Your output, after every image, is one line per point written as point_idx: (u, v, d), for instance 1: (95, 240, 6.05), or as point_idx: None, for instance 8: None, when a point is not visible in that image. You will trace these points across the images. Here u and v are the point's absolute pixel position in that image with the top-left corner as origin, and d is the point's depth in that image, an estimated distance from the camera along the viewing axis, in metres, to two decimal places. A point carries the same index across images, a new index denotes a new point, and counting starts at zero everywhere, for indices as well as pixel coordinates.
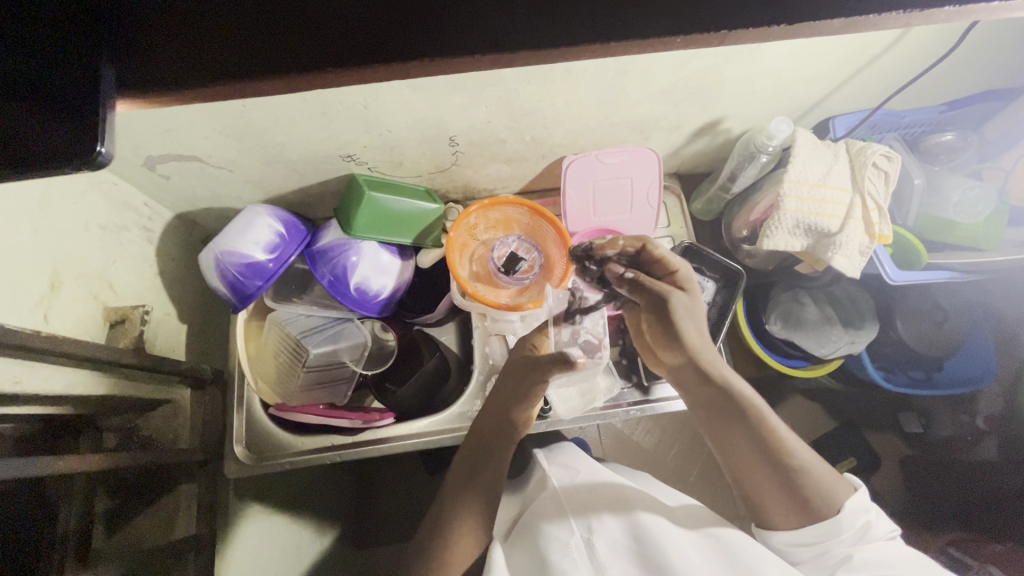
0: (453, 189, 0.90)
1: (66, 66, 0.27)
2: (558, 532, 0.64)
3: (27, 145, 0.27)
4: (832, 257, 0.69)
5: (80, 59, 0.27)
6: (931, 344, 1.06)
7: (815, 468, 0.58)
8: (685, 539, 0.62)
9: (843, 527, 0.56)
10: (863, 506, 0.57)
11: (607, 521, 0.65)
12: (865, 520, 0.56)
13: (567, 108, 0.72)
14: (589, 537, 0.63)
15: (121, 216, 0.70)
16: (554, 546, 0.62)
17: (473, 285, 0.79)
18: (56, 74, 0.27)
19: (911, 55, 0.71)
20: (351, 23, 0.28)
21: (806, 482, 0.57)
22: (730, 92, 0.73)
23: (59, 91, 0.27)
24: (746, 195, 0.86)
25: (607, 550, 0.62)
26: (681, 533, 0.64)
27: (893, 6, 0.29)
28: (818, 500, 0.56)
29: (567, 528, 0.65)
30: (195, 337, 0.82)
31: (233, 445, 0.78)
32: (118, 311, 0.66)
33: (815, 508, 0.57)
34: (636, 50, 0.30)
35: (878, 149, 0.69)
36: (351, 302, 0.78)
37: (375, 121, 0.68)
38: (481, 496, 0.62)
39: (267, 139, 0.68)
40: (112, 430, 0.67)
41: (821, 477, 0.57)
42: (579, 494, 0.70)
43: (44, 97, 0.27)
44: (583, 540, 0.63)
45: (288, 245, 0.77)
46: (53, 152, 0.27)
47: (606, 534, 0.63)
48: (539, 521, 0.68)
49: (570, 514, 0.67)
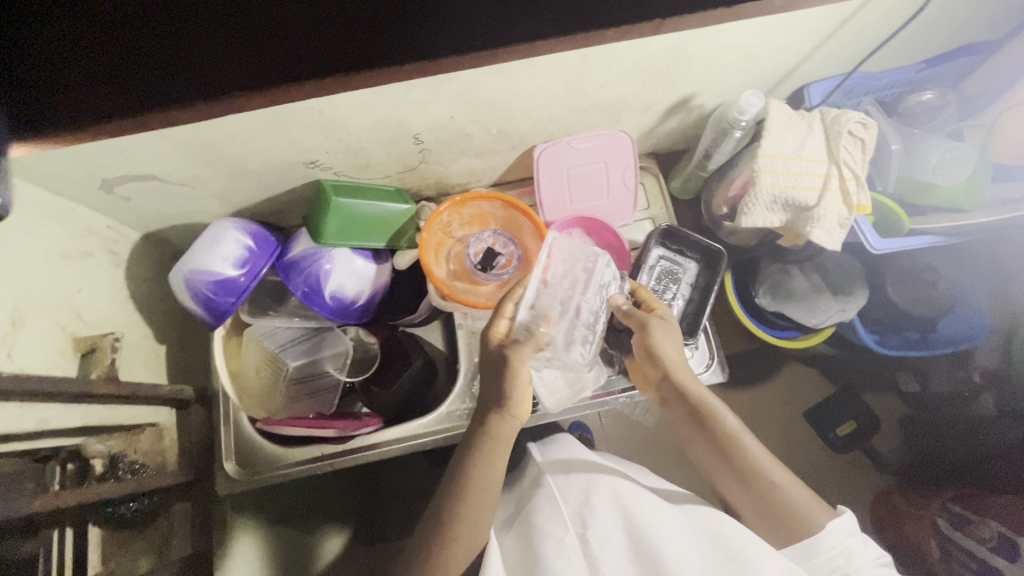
0: (425, 187, 0.88)
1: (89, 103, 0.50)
2: (553, 530, 0.63)
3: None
4: (810, 231, 0.68)
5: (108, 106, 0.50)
6: (921, 304, 1.07)
7: (798, 494, 0.63)
8: (675, 529, 0.63)
9: (824, 549, 0.61)
10: (848, 529, 0.62)
11: (600, 514, 0.64)
12: (848, 544, 0.61)
13: (531, 98, 0.70)
14: (584, 534, 0.62)
15: (84, 243, 0.68)
16: (550, 544, 0.61)
17: (451, 284, 0.78)
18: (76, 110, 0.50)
19: (884, 14, 0.68)
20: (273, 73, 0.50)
21: (774, 496, 0.64)
22: (699, 67, 0.71)
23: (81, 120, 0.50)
24: (723, 171, 0.84)
25: (601, 546, 0.61)
26: (672, 523, 0.64)
27: None
28: (793, 522, 0.62)
29: (562, 524, 0.64)
30: (175, 357, 0.81)
31: (223, 462, 0.79)
32: (87, 340, 0.65)
33: (789, 529, 0.62)
34: None
35: (853, 116, 0.66)
36: (327, 312, 0.77)
37: (333, 126, 0.66)
38: (480, 503, 0.63)
39: (222, 152, 0.66)
40: (98, 458, 0.67)
41: (801, 502, 0.63)
42: (573, 488, 0.70)
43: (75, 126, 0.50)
44: (578, 537, 0.62)
45: (259, 258, 0.74)
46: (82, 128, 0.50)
47: (600, 529, 0.63)
48: (534, 517, 0.67)
49: (565, 510, 0.66)
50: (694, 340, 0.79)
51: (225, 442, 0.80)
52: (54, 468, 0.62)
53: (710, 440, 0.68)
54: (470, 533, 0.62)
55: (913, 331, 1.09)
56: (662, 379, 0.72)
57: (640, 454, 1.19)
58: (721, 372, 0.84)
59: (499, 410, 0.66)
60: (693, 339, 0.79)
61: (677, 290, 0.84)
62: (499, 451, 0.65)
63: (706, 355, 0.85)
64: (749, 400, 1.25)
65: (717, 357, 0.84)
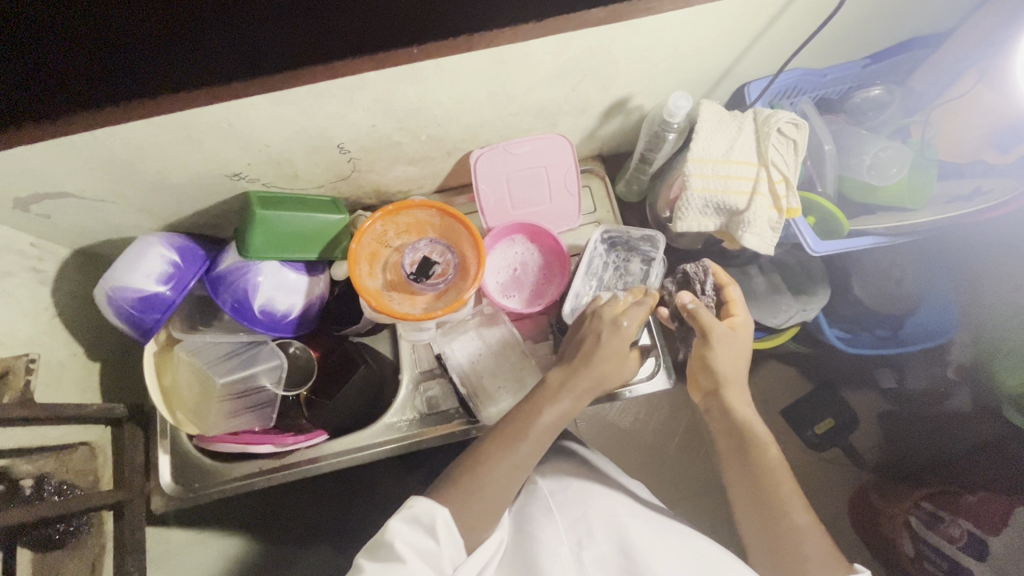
0: (365, 195, 0.86)
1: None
2: (549, 540, 0.61)
3: None
4: (741, 236, 0.66)
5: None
6: (887, 301, 1.05)
7: (812, 536, 0.62)
8: (671, 551, 0.61)
9: None
10: None
11: (597, 533, 0.61)
12: None
13: (454, 103, 0.68)
14: (578, 551, 0.60)
15: (1, 262, 0.67)
16: (544, 554, 0.59)
17: (386, 295, 0.77)
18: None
19: (811, 10, 0.66)
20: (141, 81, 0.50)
21: (784, 532, 0.62)
22: (626, 69, 0.69)
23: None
24: (665, 172, 0.82)
25: (595, 565, 0.59)
26: (667, 544, 0.62)
27: None
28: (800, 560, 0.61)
29: (558, 536, 0.62)
30: (110, 374, 0.80)
31: (158, 481, 0.78)
32: (1, 363, 0.64)
33: (789, 564, 0.61)
34: None
35: (781, 116, 0.65)
36: (259, 326, 0.76)
37: (248, 137, 0.64)
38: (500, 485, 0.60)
39: (136, 167, 0.65)
40: (26, 479, 0.67)
41: (812, 541, 0.61)
42: (572, 498, 0.67)
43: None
44: (573, 553, 0.60)
45: (186, 273, 0.73)
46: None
47: (596, 547, 0.60)
48: (528, 524, 0.64)
49: (564, 522, 0.63)
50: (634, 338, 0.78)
51: (164, 462, 0.78)
52: None
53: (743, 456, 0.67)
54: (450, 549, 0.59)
55: (883, 329, 1.07)
56: (712, 393, 0.71)
57: (613, 456, 1.18)
58: (666, 377, 0.82)
59: (585, 390, 0.66)
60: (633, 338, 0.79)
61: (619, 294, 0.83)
62: (553, 426, 0.64)
63: (652, 360, 0.83)
64: None
65: (662, 362, 0.83)
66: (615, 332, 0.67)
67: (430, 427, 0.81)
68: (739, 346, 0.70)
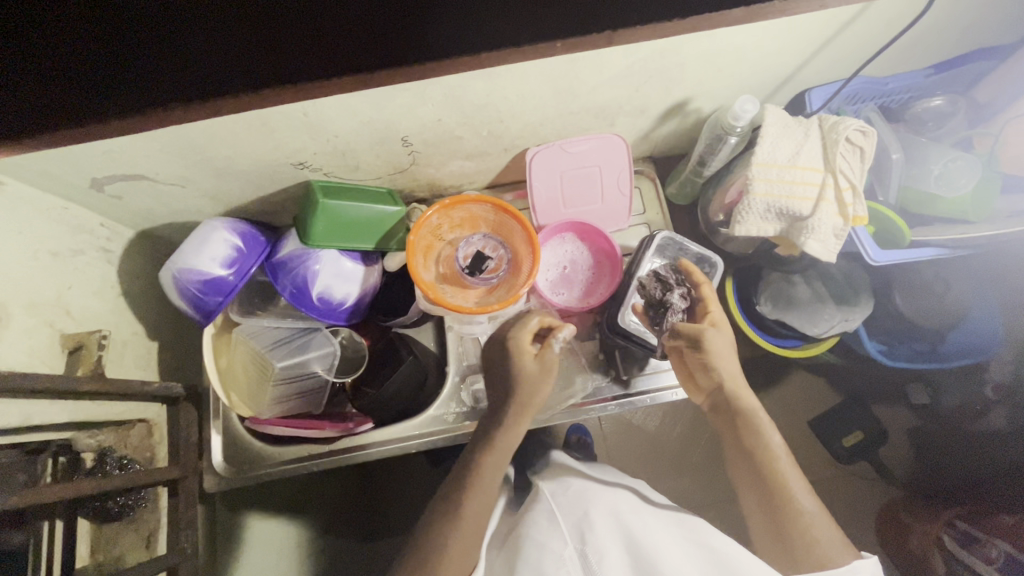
0: (418, 188, 0.87)
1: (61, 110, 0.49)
2: (553, 544, 0.62)
3: None
4: (804, 242, 0.66)
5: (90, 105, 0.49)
6: (926, 316, 1.03)
7: (818, 522, 0.59)
8: (676, 546, 0.62)
9: None
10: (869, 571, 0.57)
11: (600, 530, 0.63)
12: None
13: (520, 100, 0.69)
14: (582, 548, 0.61)
15: (75, 240, 0.69)
16: (548, 558, 0.61)
17: (439, 288, 0.78)
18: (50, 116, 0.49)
19: (884, 19, 0.65)
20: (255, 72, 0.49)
21: (793, 520, 0.59)
22: (692, 71, 0.69)
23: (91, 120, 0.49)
24: (720, 176, 0.82)
25: (600, 562, 0.60)
26: (673, 540, 0.63)
27: None
28: (807, 550, 0.58)
29: (562, 538, 0.63)
30: (166, 354, 0.82)
31: (211, 460, 0.80)
32: (74, 338, 0.65)
33: (799, 556, 0.58)
34: None
35: (851, 123, 0.64)
36: (315, 313, 0.77)
37: (318, 127, 0.65)
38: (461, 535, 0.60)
39: (209, 153, 0.66)
40: (88, 452, 0.69)
41: (821, 528, 0.59)
42: (574, 503, 0.68)
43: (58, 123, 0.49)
44: (577, 552, 0.61)
45: (248, 258, 0.75)
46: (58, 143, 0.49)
47: (600, 545, 0.61)
48: (529, 531, 0.65)
49: (566, 525, 0.64)
50: None
51: (215, 442, 0.80)
52: (45, 461, 0.64)
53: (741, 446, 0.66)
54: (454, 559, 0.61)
55: (921, 342, 1.05)
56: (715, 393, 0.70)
57: (638, 458, 1.18)
58: None
59: (515, 419, 0.66)
60: None
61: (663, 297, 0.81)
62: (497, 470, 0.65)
63: None
64: None
65: None
66: (519, 351, 0.70)
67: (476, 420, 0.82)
68: (725, 343, 0.69)
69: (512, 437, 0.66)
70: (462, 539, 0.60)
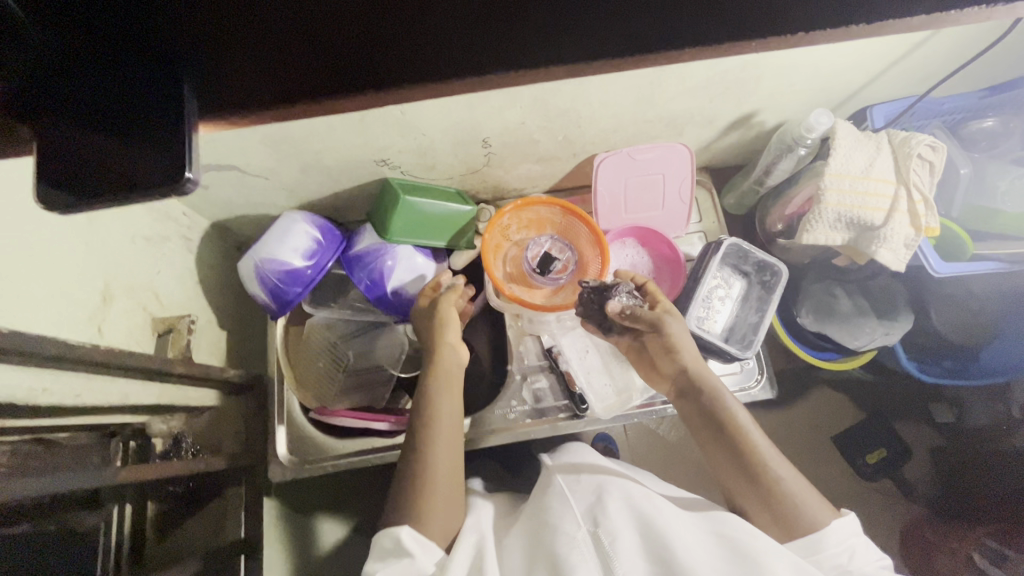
0: (483, 190, 0.89)
1: (105, 157, 0.29)
2: (565, 527, 0.58)
3: (108, 177, 0.29)
4: (876, 251, 0.68)
5: (145, 110, 0.29)
6: (961, 331, 1.06)
7: (804, 493, 0.59)
8: (686, 530, 0.58)
9: (830, 546, 0.56)
10: (852, 530, 0.58)
11: (615, 517, 0.59)
12: (852, 544, 0.57)
13: (601, 107, 0.71)
14: (595, 531, 0.57)
15: (164, 227, 0.70)
16: (561, 540, 0.57)
17: (507, 286, 0.80)
18: (92, 145, 0.29)
19: (954, 40, 0.68)
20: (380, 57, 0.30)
21: (786, 499, 0.59)
22: (767, 84, 0.72)
23: (146, 139, 0.29)
24: (781, 188, 0.84)
25: (614, 545, 0.56)
26: (686, 529, 0.59)
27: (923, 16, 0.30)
28: (797, 520, 0.57)
29: (573, 521, 0.59)
30: (233, 343, 0.83)
31: (275, 450, 0.80)
32: (165, 322, 0.67)
33: (791, 525, 0.58)
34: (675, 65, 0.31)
35: (923, 139, 0.67)
36: (389, 307, 0.80)
37: (410, 125, 0.68)
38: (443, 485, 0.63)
39: (303, 146, 0.68)
40: (160, 437, 0.70)
41: (806, 498, 0.59)
42: (585, 492, 0.65)
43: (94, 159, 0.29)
44: (590, 535, 0.57)
45: (325, 252, 0.77)
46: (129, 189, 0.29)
47: (613, 527, 0.58)
48: (545, 516, 0.62)
49: (577, 510, 0.61)
50: (750, 353, 0.77)
51: (279, 432, 0.80)
52: (117, 445, 0.65)
53: (717, 431, 0.64)
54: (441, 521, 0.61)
55: (952, 360, 1.08)
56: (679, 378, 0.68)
57: (666, 470, 1.17)
58: (770, 388, 0.84)
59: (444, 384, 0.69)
60: (750, 351, 0.77)
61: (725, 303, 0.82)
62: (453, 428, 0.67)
63: (755, 370, 0.85)
64: (777, 421, 1.23)
65: (767, 373, 0.84)
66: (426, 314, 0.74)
67: (536, 420, 0.84)
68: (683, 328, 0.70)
69: (448, 399, 0.68)
70: (447, 484, 0.63)
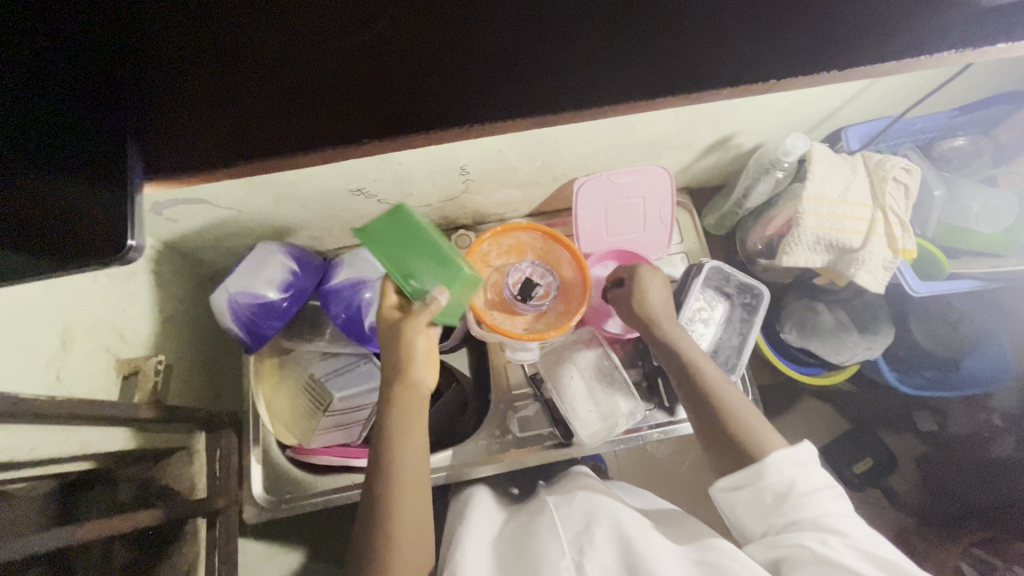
0: (463, 215, 0.88)
1: (58, 214, 0.34)
2: (550, 554, 0.57)
3: (64, 229, 0.34)
4: (855, 273, 0.68)
5: (96, 173, 0.34)
6: (945, 344, 1.07)
7: (765, 431, 0.62)
8: (673, 560, 0.57)
9: (770, 475, 0.58)
10: (798, 461, 0.59)
11: (599, 544, 0.58)
12: (795, 475, 0.58)
13: (579, 133, 0.71)
14: (579, 560, 0.56)
15: (130, 263, 0.68)
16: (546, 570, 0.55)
17: (489, 314, 0.78)
18: (35, 192, 0.34)
19: None
20: (312, 132, 0.39)
21: (755, 454, 0.60)
22: (743, 109, 0.72)
23: (89, 187, 0.34)
24: (761, 210, 0.85)
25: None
26: (673, 559, 0.57)
27: None
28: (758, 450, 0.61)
29: (558, 548, 0.58)
30: (206, 379, 0.80)
31: (251, 489, 0.77)
32: (129, 363, 0.64)
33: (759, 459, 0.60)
34: None
35: (897, 162, 0.67)
36: (366, 342, 0.76)
37: (385, 156, 0.66)
38: (410, 517, 0.58)
39: (276, 178, 0.67)
40: (128, 483, 0.67)
41: (766, 433, 0.62)
42: (574, 515, 0.63)
43: (37, 203, 0.34)
44: (574, 565, 0.56)
45: (303, 284, 0.76)
46: (76, 249, 0.34)
47: (597, 557, 0.57)
48: (532, 543, 0.60)
49: (564, 536, 0.60)
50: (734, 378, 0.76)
51: (255, 470, 0.78)
52: (86, 495, 0.62)
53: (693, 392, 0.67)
54: (412, 506, 0.58)
55: (933, 371, 1.08)
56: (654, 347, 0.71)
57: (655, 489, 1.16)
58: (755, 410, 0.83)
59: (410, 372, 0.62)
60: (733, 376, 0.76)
61: (709, 327, 0.80)
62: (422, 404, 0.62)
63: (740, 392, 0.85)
64: None
65: (752, 395, 0.84)
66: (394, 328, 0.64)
67: (521, 448, 0.82)
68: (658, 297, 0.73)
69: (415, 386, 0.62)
70: (411, 453, 0.60)
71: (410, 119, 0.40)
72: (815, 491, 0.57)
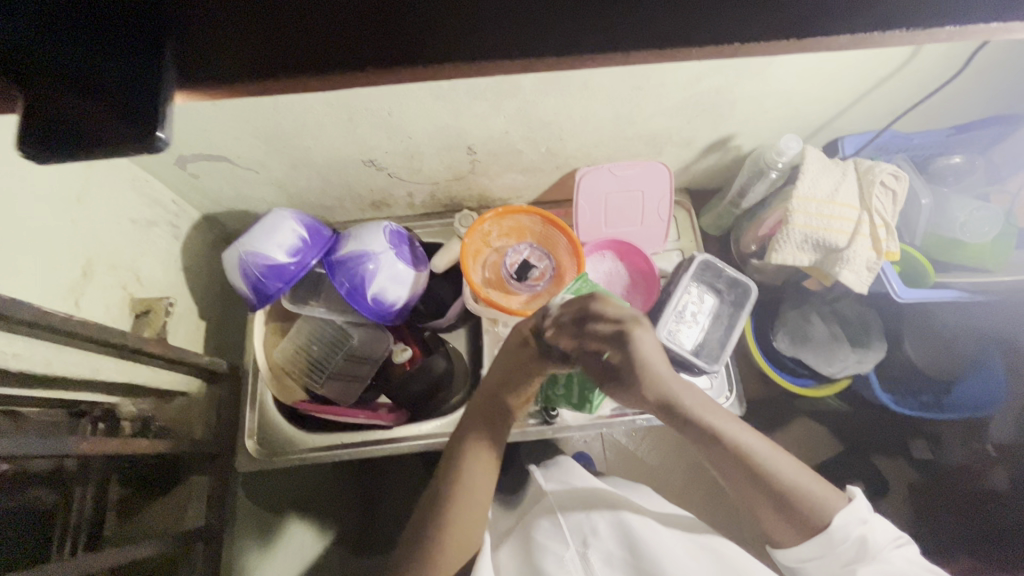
0: (468, 197, 0.92)
1: (72, 109, 0.27)
2: (554, 547, 0.65)
3: (70, 131, 0.27)
4: (839, 272, 0.71)
5: (115, 73, 0.27)
6: (938, 367, 1.06)
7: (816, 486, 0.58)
8: (675, 546, 0.64)
9: (838, 540, 0.55)
10: (859, 516, 0.56)
11: (602, 533, 0.66)
12: (861, 534, 0.55)
13: (583, 120, 0.74)
14: (584, 550, 0.64)
15: (150, 212, 0.72)
16: (550, 559, 0.63)
17: (485, 290, 0.81)
18: (42, 99, 0.27)
19: (916, 78, 0.73)
20: (267, 48, 0.27)
21: (803, 502, 0.57)
22: (740, 110, 0.75)
23: (107, 105, 0.27)
24: (755, 211, 0.88)
25: (601, 563, 0.63)
26: (675, 546, 0.65)
27: (865, 26, 0.27)
28: (811, 515, 0.56)
29: (561, 541, 0.66)
30: (211, 332, 0.84)
31: (243, 440, 0.80)
32: (143, 303, 0.69)
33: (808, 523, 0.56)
34: (601, 61, 0.29)
35: (886, 167, 0.70)
36: (367, 312, 0.80)
37: (397, 128, 0.70)
38: (475, 475, 0.60)
39: (294, 142, 0.71)
40: (129, 420, 0.69)
41: (816, 491, 0.57)
42: (575, 507, 0.71)
43: (63, 122, 0.27)
44: (579, 554, 0.64)
45: (310, 250, 0.79)
46: (99, 135, 0.27)
47: (601, 546, 0.65)
48: (535, 535, 0.69)
49: (565, 525, 0.68)
50: (718, 368, 0.78)
51: (249, 421, 0.81)
52: (86, 425, 0.65)
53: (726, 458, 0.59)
54: (463, 484, 0.59)
55: (927, 395, 1.07)
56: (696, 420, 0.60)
57: None
58: (738, 406, 0.85)
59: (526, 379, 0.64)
60: (717, 366, 0.78)
61: (696, 320, 0.82)
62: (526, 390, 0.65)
63: (726, 387, 0.86)
64: None
65: (735, 390, 0.86)
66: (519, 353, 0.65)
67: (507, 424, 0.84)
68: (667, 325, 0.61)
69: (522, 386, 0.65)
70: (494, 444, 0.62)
71: (353, 44, 0.28)
72: (885, 546, 0.56)
